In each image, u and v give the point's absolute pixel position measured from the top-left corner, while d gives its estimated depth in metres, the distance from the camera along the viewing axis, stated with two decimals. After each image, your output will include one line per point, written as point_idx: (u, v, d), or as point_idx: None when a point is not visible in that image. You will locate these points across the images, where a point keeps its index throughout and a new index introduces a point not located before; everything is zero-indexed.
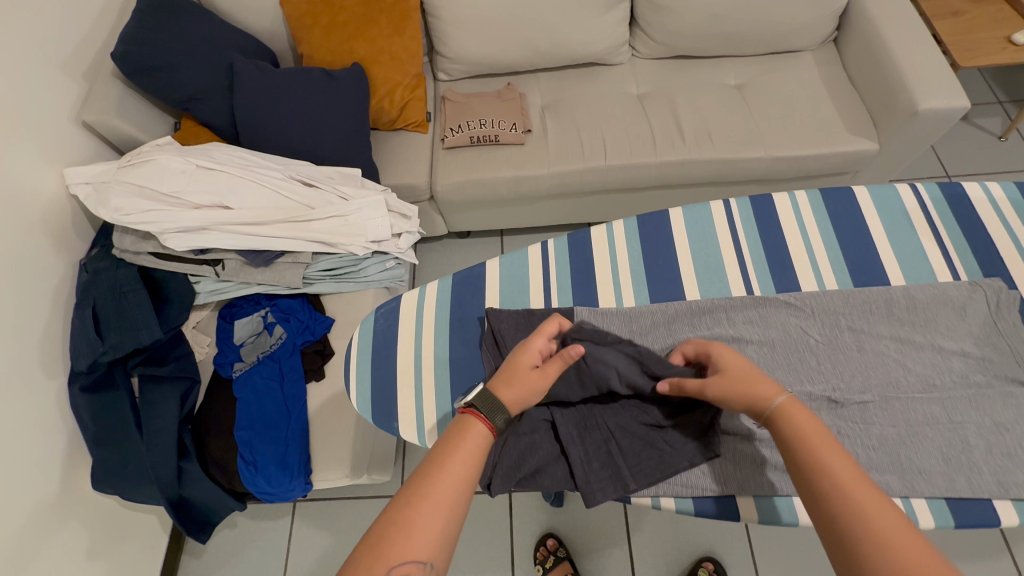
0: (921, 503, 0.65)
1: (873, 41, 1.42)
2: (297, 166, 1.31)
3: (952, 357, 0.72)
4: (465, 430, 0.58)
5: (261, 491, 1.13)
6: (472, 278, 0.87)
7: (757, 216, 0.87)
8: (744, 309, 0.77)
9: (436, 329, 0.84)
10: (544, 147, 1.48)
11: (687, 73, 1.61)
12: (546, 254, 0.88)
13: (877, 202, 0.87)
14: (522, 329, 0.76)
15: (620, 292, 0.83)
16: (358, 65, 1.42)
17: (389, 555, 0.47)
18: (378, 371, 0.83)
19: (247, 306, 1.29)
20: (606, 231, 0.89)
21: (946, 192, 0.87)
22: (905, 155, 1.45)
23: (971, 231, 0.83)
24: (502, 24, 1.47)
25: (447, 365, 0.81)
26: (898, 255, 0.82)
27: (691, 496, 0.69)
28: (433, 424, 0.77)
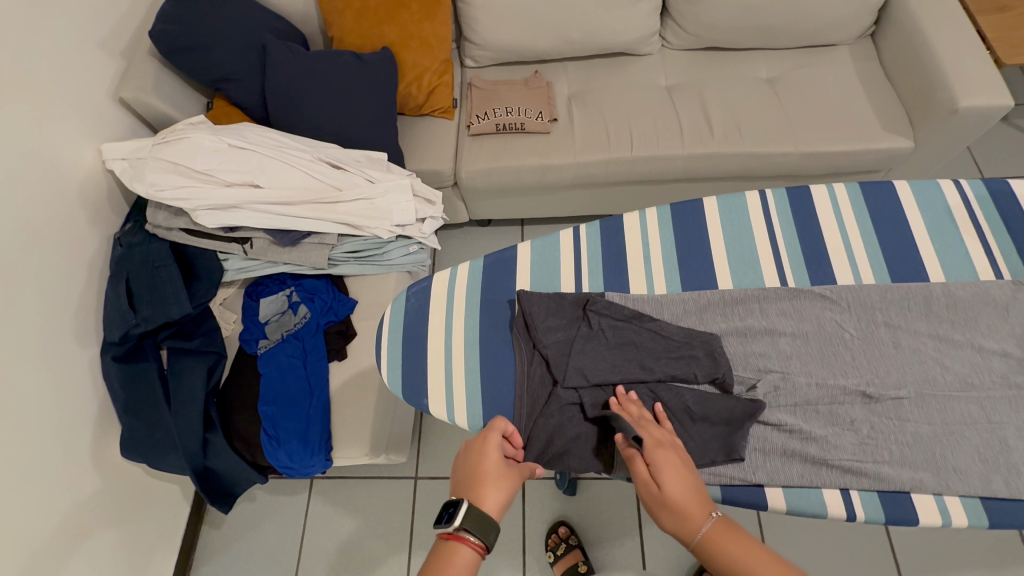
0: (955, 501, 0.64)
1: (914, 36, 1.38)
2: (325, 148, 1.32)
3: (992, 357, 0.71)
4: (461, 565, 0.58)
5: (282, 466, 1.15)
6: (503, 261, 0.87)
7: (793, 208, 0.86)
8: (777, 300, 0.76)
9: (466, 311, 0.84)
10: (570, 137, 1.47)
11: (718, 66, 1.58)
12: (577, 241, 0.87)
13: (919, 198, 0.85)
14: (553, 313, 0.77)
15: (651, 280, 0.82)
16: (387, 50, 1.43)
17: None
18: (408, 351, 0.84)
19: (273, 285, 1.31)
20: (639, 218, 0.88)
21: (991, 190, 0.84)
22: (939, 156, 1.42)
23: (1015, 230, 0.81)
24: (532, 12, 1.47)
25: (475, 346, 0.81)
26: (939, 254, 0.80)
27: (718, 484, 0.68)
28: (461, 405, 0.78)
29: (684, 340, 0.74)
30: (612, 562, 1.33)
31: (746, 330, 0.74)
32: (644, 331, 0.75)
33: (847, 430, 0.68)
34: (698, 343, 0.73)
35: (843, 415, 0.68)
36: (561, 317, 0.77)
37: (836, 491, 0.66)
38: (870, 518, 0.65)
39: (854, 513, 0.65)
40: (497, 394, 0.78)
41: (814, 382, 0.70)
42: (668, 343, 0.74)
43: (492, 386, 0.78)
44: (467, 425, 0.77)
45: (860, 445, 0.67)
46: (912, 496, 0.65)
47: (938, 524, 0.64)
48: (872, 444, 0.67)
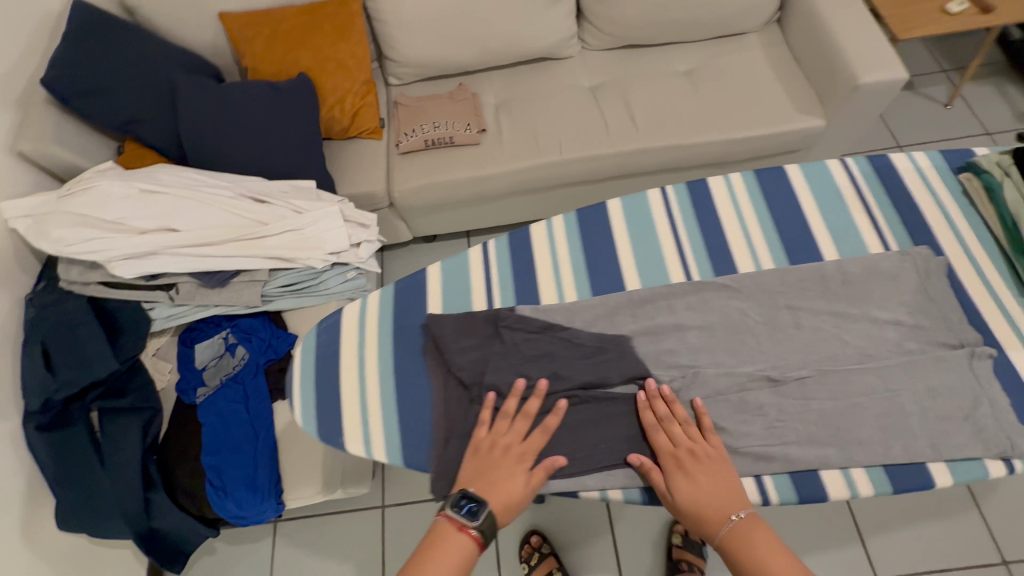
0: (860, 472, 0.67)
1: (813, 19, 1.44)
2: (249, 183, 1.28)
3: (887, 327, 0.74)
4: (458, 552, 0.62)
5: (230, 515, 1.10)
6: (413, 285, 0.86)
7: (694, 202, 0.88)
8: (684, 295, 0.78)
9: (380, 340, 0.82)
10: (499, 146, 1.48)
11: (638, 63, 1.61)
12: (487, 255, 0.87)
13: (810, 179, 0.88)
14: (465, 333, 0.77)
15: (562, 288, 0.82)
16: (304, 76, 1.40)
17: None
18: (321, 389, 0.79)
19: (207, 329, 1.26)
20: (546, 229, 0.88)
21: (875, 166, 0.89)
22: (852, 131, 1.48)
23: (900, 201, 0.85)
24: (447, 26, 1.47)
25: (392, 375, 0.79)
26: (831, 232, 0.83)
27: (639, 487, 0.69)
28: (380, 438, 0.74)
29: (597, 346, 0.75)
30: (587, 566, 1.32)
31: (655, 329, 0.75)
32: (557, 340, 0.76)
33: (756, 416, 0.69)
34: (609, 347, 0.75)
35: (752, 401, 0.70)
36: (473, 336, 0.77)
37: (750, 478, 0.68)
38: (784, 499, 0.66)
39: (768, 498, 0.66)
40: (420, 421, 0.75)
41: (722, 371, 0.72)
42: (580, 350, 0.75)
43: (413, 415, 0.75)
44: (387, 459, 0.73)
45: (768, 429, 0.69)
46: (821, 473, 0.67)
47: (846, 496, 0.66)
48: (780, 427, 0.69)
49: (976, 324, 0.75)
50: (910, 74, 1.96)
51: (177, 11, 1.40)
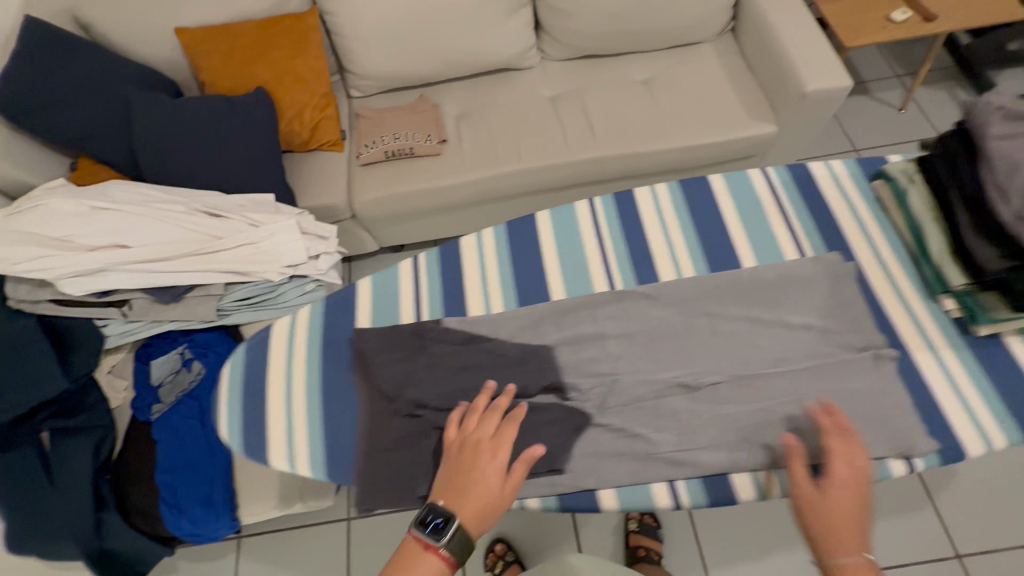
0: (769, 477, 0.70)
1: (763, 29, 1.48)
2: (203, 197, 1.28)
3: (800, 332, 0.77)
4: (429, 570, 0.61)
5: (185, 533, 1.10)
6: (343, 300, 0.87)
7: (620, 213, 0.91)
8: (607, 305, 0.80)
9: (308, 356, 0.82)
10: (460, 157, 1.50)
11: (597, 72, 1.63)
12: (418, 270, 0.89)
13: (730, 188, 0.93)
14: (388, 347, 0.78)
15: (489, 299, 0.84)
16: (262, 89, 1.41)
17: None
18: (248, 407, 0.80)
19: (164, 344, 1.25)
20: (476, 243, 0.90)
21: (793, 174, 0.94)
22: (803, 137, 1.52)
23: (815, 208, 0.90)
24: (405, 39, 1.48)
25: (318, 391, 0.79)
26: (749, 240, 0.87)
27: (555, 494, 0.71)
28: (305, 455, 0.75)
29: (519, 357, 0.77)
30: None
31: (577, 337, 0.78)
32: (479, 351, 0.77)
33: (672, 423, 0.72)
34: (530, 357, 0.77)
35: (668, 408, 0.73)
36: (396, 350, 0.78)
37: (663, 484, 0.70)
38: (695, 503, 0.70)
39: (679, 501, 0.70)
40: (344, 436, 0.76)
41: (640, 378, 0.75)
42: (501, 361, 0.76)
43: (338, 430, 0.76)
44: (311, 472, 0.74)
45: (681, 435, 0.72)
46: (730, 477, 0.70)
47: (755, 499, 0.70)
48: (692, 432, 0.72)
49: (882, 328, 0.80)
50: (866, 79, 2.01)
51: (132, 28, 1.40)
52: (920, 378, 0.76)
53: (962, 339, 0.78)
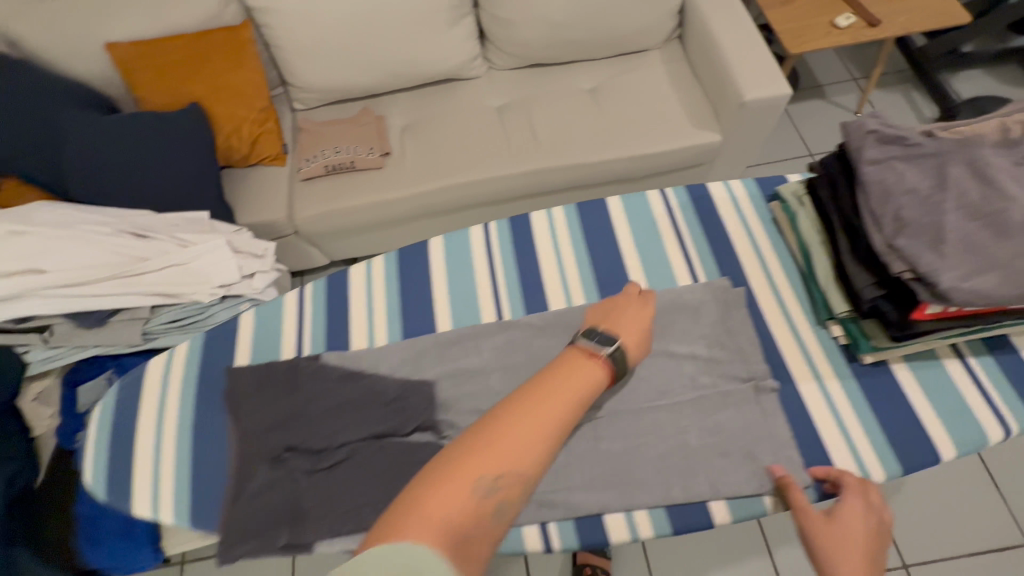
0: (642, 516, 0.70)
1: (705, 36, 1.47)
2: (132, 217, 1.26)
3: (684, 361, 0.79)
4: (595, 375, 0.62)
5: (105, 565, 1.05)
6: (222, 334, 0.87)
7: (512, 239, 0.93)
8: (490, 335, 0.81)
9: (182, 394, 0.83)
10: (402, 169, 1.47)
11: (544, 81, 1.62)
12: (302, 303, 0.89)
13: (629, 210, 0.96)
14: (257, 384, 0.78)
15: (370, 333, 0.85)
16: (194, 106, 1.38)
17: (501, 447, 0.53)
18: (115, 451, 0.80)
19: (90, 369, 1.22)
20: (365, 272, 0.91)
21: (692, 195, 0.98)
22: (751, 144, 1.50)
23: (710, 228, 0.94)
24: (343, 51, 1.46)
25: (188, 430, 0.80)
26: (643, 262, 0.90)
27: None
28: (167, 501, 0.75)
29: (398, 393, 0.76)
30: None
31: (457, 371, 0.77)
32: (357, 387, 0.77)
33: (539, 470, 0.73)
34: (409, 393, 0.76)
35: None
36: (266, 388, 0.78)
37: (534, 527, 0.71)
38: (566, 545, 0.70)
39: (550, 545, 0.70)
40: (208, 477, 0.76)
41: None
42: (376, 397, 0.76)
43: (204, 471, 0.76)
44: (174, 519, 0.74)
45: (551, 477, 0.73)
46: (602, 516, 0.71)
47: (627, 538, 0.70)
48: (564, 471, 0.73)
49: (770, 356, 0.81)
50: (823, 83, 2.00)
51: (57, 41, 1.35)
52: (803, 407, 0.77)
53: (849, 367, 0.80)
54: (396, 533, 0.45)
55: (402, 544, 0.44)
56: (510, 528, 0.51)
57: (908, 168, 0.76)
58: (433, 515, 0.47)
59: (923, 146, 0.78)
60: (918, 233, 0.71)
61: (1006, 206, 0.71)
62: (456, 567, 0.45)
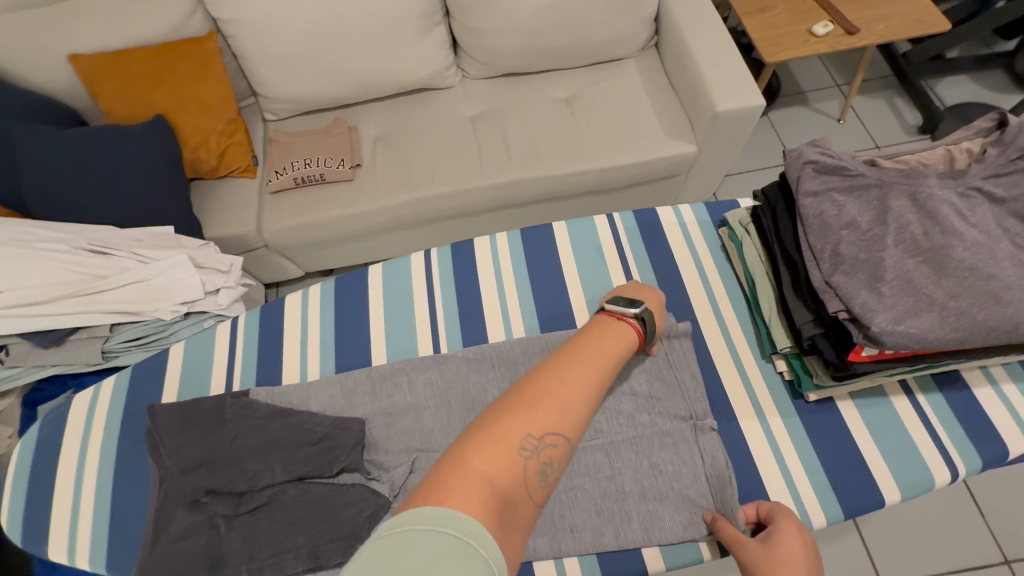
0: (572, 562, 0.73)
1: (680, 46, 1.44)
2: (92, 232, 1.24)
3: (623, 399, 0.83)
4: (629, 332, 0.66)
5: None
6: (150, 369, 0.92)
7: (453, 269, 0.98)
8: (425, 370, 0.85)
9: (104, 435, 0.86)
10: (372, 182, 1.45)
11: (518, 90, 1.59)
12: (236, 332, 0.95)
13: (574, 239, 1.00)
14: (178, 423, 0.77)
15: (305, 365, 0.90)
16: (159, 118, 1.35)
17: (545, 402, 0.53)
18: (33, 492, 0.83)
19: (50, 389, 1.20)
20: (301, 299, 0.97)
21: (639, 221, 1.02)
22: (728, 154, 1.48)
23: (656, 255, 0.98)
24: (312, 62, 1.44)
25: (110, 469, 0.83)
26: (586, 292, 0.94)
27: None
28: (83, 543, 0.78)
29: (325, 434, 0.77)
30: None
31: (389, 410, 0.81)
32: (286, 425, 0.77)
33: None
34: (340, 430, 0.77)
35: None
36: (187, 426, 0.77)
37: None
38: None
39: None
40: (127, 513, 0.80)
41: None
42: (302, 436, 0.76)
43: (124, 510, 0.80)
44: (90, 565, 0.76)
45: None
46: (531, 563, 0.73)
47: None
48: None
49: (713, 394, 0.85)
50: (807, 89, 1.98)
51: (18, 54, 1.33)
52: (744, 444, 0.80)
53: (793, 404, 0.83)
54: (445, 492, 0.44)
55: (459, 501, 0.43)
56: (549, 493, 0.51)
57: (849, 201, 0.76)
58: (480, 476, 0.46)
59: (866, 176, 0.78)
60: (854, 270, 0.71)
61: (949, 243, 0.70)
62: (504, 529, 0.44)
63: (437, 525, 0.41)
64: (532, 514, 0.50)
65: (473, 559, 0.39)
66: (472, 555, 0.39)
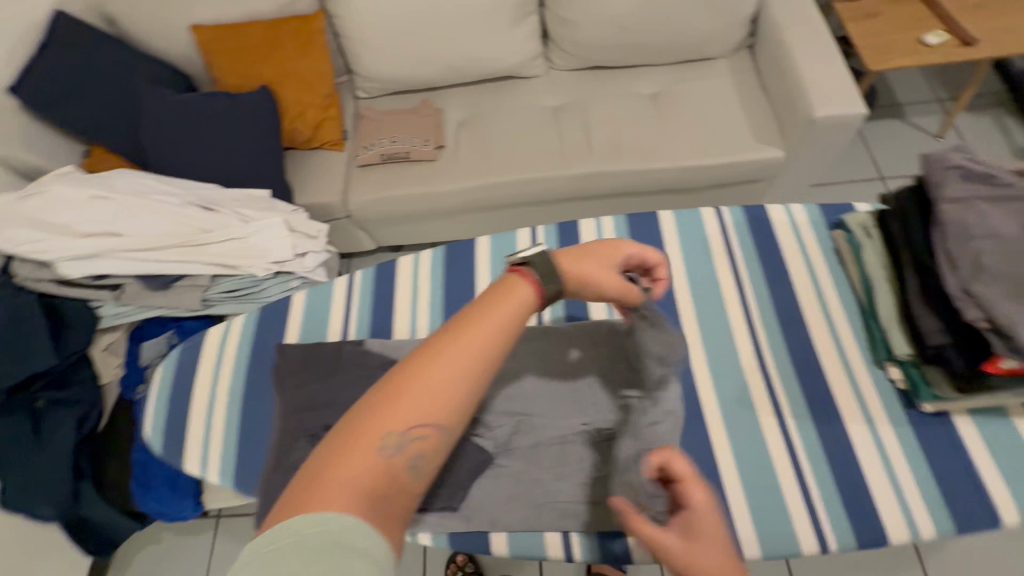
0: None
1: (779, 48, 1.40)
2: (198, 189, 1.34)
3: (724, 386, 0.85)
4: (515, 284, 0.57)
5: (153, 511, 1.16)
6: (277, 311, 0.99)
7: (561, 247, 1.01)
8: (528, 343, 0.91)
9: (235, 363, 0.95)
10: (455, 162, 1.50)
11: (602, 83, 1.60)
12: (352, 290, 1.00)
13: (682, 229, 1.02)
14: (304, 365, 0.87)
15: (416, 322, 0.95)
16: (265, 88, 1.45)
17: (416, 387, 0.47)
18: (172, 412, 0.92)
19: (154, 328, 1.32)
20: (415, 262, 1.02)
21: (749, 217, 1.02)
22: (817, 163, 1.43)
23: (765, 252, 0.98)
24: (410, 44, 1.49)
25: (239, 401, 0.91)
26: (697, 281, 0.96)
27: (445, 532, 0.80)
28: (216, 459, 0.86)
29: None
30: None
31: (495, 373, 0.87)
32: None
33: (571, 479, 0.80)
34: None
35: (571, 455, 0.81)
36: (312, 368, 0.86)
37: (558, 536, 0.79)
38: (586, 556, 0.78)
39: (571, 554, 0.78)
40: (251, 444, 0.87)
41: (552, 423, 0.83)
42: None
43: (250, 436, 0.87)
44: (219, 479, 0.85)
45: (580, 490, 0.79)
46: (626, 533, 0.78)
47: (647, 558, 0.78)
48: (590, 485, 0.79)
49: (820, 396, 0.83)
50: (904, 102, 1.87)
51: (151, 21, 1.45)
52: (850, 448, 0.79)
53: (906, 414, 0.80)
54: (306, 500, 0.41)
55: (323, 513, 0.40)
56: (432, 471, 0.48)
57: (993, 209, 0.73)
58: (340, 480, 0.43)
59: (1013, 185, 0.75)
60: (999, 280, 0.69)
61: None
62: (380, 521, 0.43)
63: (300, 539, 0.39)
64: (416, 493, 0.48)
65: (346, 558, 0.39)
66: (340, 556, 0.38)
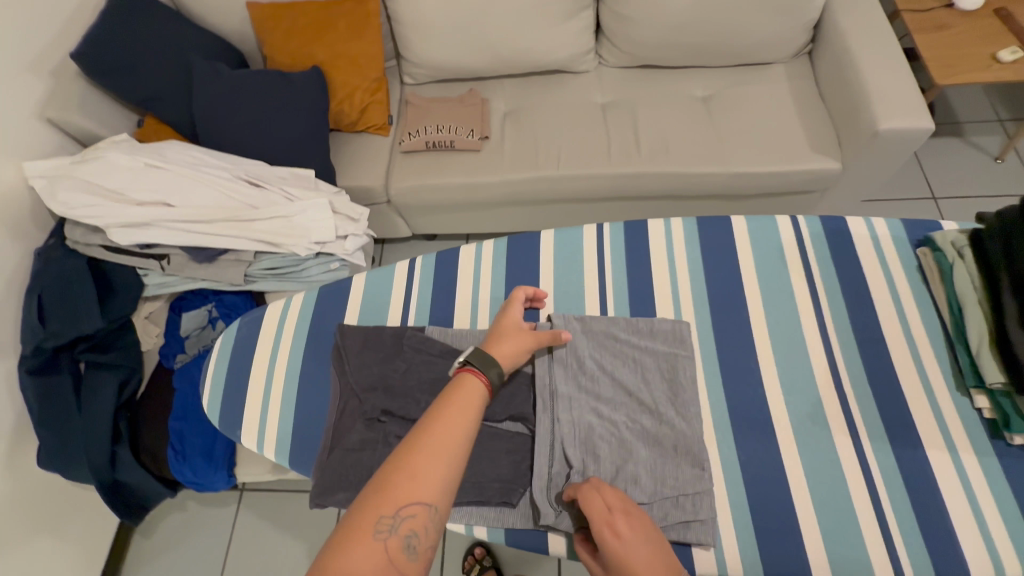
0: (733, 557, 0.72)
1: (843, 57, 1.35)
2: (248, 166, 1.35)
3: (793, 402, 0.83)
4: (467, 386, 0.66)
5: (186, 480, 1.18)
6: (337, 292, 0.99)
7: (626, 247, 0.99)
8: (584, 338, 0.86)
9: (293, 342, 0.95)
10: (500, 154, 1.48)
11: (652, 82, 1.57)
12: (412, 274, 1.00)
13: (753, 236, 0.99)
14: (364, 349, 0.86)
15: (477, 310, 0.94)
16: (317, 69, 1.45)
17: (402, 478, 0.55)
18: (231, 386, 0.93)
19: (195, 300, 1.34)
20: (475, 251, 1.01)
21: (828, 228, 0.99)
22: (873, 177, 1.39)
23: (844, 266, 0.95)
24: (463, 32, 1.48)
25: (296, 378, 0.91)
26: (764, 293, 0.93)
27: (502, 527, 0.77)
28: (273, 434, 0.87)
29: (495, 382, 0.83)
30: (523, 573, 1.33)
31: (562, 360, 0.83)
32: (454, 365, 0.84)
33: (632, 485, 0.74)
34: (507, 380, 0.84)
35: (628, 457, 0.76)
36: (373, 351, 0.86)
37: None
38: None
39: None
40: (313, 420, 0.88)
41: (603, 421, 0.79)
42: None
43: (305, 414, 0.88)
44: (275, 455, 0.86)
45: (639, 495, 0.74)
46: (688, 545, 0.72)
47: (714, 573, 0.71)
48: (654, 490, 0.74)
49: (895, 418, 0.81)
50: (963, 120, 1.81)
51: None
52: (929, 473, 0.76)
53: (992, 444, 0.77)
54: None
55: None
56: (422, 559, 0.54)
57: None
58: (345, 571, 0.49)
59: None
60: None
61: None
62: None
63: None
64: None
65: None
66: None
